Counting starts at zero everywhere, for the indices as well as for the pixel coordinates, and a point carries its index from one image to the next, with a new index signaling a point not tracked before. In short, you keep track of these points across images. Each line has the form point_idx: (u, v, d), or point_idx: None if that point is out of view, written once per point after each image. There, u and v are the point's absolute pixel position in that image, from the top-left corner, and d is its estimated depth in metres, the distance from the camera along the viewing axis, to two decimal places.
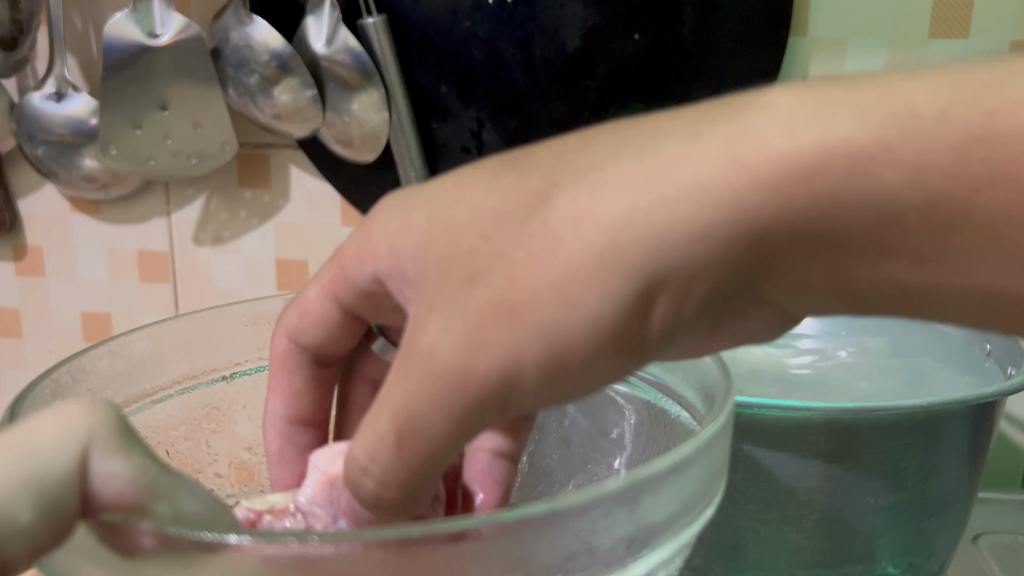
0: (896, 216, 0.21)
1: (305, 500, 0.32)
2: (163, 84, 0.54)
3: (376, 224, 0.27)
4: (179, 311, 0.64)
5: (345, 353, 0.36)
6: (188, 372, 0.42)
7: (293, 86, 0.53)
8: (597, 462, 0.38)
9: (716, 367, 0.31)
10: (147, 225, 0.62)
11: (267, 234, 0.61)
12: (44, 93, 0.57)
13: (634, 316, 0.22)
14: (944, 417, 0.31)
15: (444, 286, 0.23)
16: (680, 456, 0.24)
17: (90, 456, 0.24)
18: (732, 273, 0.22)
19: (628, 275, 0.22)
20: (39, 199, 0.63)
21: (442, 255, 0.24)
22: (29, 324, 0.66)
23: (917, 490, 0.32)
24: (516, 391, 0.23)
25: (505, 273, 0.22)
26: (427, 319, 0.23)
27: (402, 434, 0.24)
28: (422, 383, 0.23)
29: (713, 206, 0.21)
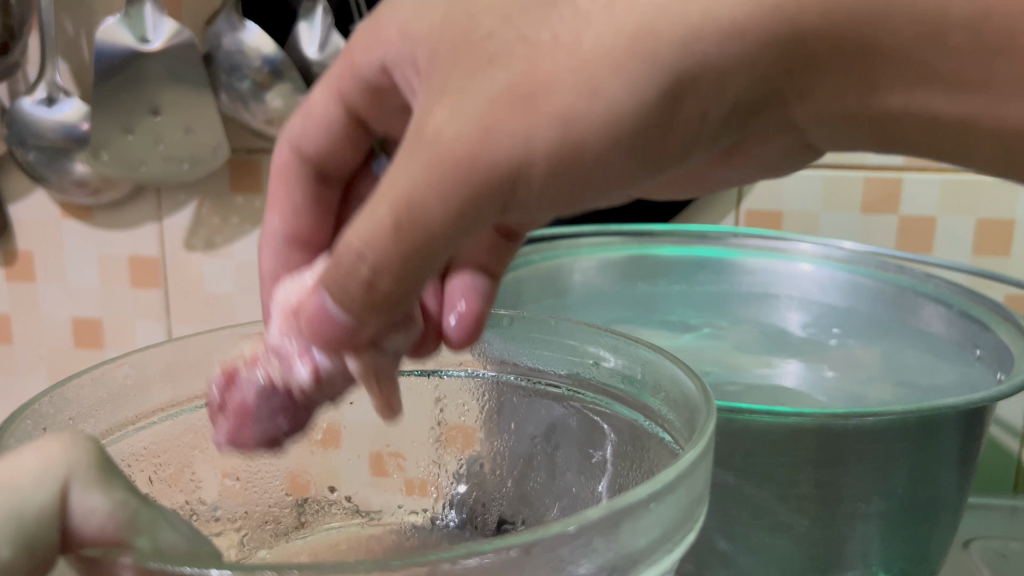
0: (941, 29, 0.21)
1: (275, 336, 0.29)
2: (155, 90, 0.54)
3: (388, 15, 0.29)
4: (171, 316, 0.64)
5: (348, 167, 0.37)
6: (167, 401, 0.33)
7: (286, 92, 0.54)
8: (580, 487, 0.32)
9: (698, 390, 0.26)
10: (138, 231, 0.62)
11: (259, 240, 0.61)
12: (36, 98, 0.57)
13: (658, 114, 0.22)
14: (935, 424, 0.31)
15: (458, 69, 0.23)
16: (660, 484, 0.21)
17: (67, 490, 0.21)
18: (764, 80, 0.22)
19: (657, 66, 0.21)
20: (29, 206, 0.62)
21: (457, 36, 0.24)
22: (20, 330, 0.66)
23: (908, 496, 0.32)
24: (523, 180, 0.23)
25: (524, 58, 0.22)
26: (437, 105, 0.23)
27: (402, 222, 0.22)
28: (426, 167, 0.22)
29: (754, 17, 0.21)
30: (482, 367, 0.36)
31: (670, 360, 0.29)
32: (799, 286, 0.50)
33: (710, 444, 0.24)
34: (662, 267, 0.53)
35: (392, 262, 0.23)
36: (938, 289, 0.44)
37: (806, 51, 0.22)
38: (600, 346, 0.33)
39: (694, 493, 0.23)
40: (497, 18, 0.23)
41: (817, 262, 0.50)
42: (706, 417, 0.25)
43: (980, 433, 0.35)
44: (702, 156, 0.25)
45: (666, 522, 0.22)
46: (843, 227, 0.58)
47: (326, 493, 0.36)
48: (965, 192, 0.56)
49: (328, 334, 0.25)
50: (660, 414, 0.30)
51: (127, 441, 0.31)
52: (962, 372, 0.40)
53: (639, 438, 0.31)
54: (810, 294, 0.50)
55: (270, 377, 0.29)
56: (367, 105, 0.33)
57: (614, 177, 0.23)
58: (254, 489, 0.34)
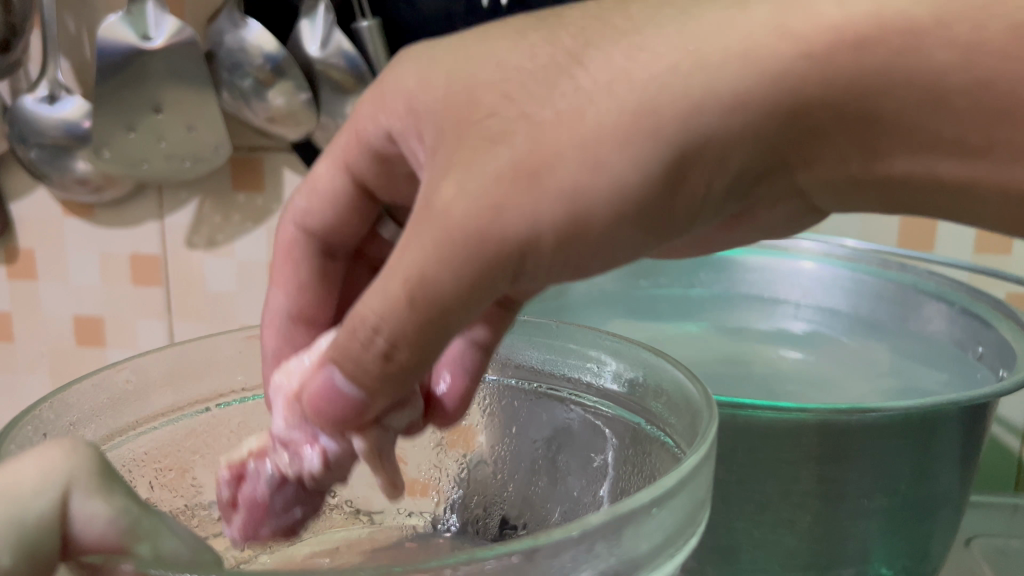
0: (943, 98, 0.21)
1: (281, 429, 0.29)
2: (157, 88, 0.54)
3: (395, 76, 0.27)
4: (173, 314, 0.64)
5: (354, 240, 0.36)
6: (167, 406, 0.35)
7: (288, 90, 0.54)
8: (580, 492, 0.32)
9: (700, 395, 0.27)
10: (139, 229, 0.62)
11: (261, 238, 0.61)
12: (37, 96, 0.57)
13: (665, 190, 0.22)
14: (938, 420, 0.31)
15: (462, 144, 0.23)
16: (661, 489, 0.22)
17: (68, 498, 0.22)
18: (768, 150, 0.22)
19: (660, 138, 0.21)
20: (29, 204, 0.62)
21: (459, 110, 0.24)
22: (21, 328, 0.66)
23: (911, 493, 0.33)
24: (534, 257, 0.22)
25: (530, 135, 0.22)
26: (441, 181, 0.23)
27: (415, 298, 0.22)
28: (433, 244, 0.22)
29: (754, 88, 0.21)
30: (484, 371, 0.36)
31: (671, 364, 0.30)
32: (800, 286, 0.50)
33: (711, 450, 0.24)
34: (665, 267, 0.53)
35: (409, 331, 0.23)
36: (940, 287, 0.44)
37: (813, 120, 0.22)
38: (602, 351, 0.33)
39: (696, 497, 0.24)
40: (500, 95, 0.23)
41: (819, 259, 0.50)
42: (709, 421, 0.25)
43: (982, 432, 0.35)
44: (711, 220, 0.25)
45: (667, 527, 0.23)
46: (845, 224, 0.58)
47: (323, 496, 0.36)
48: None
49: (340, 413, 0.26)
50: (662, 419, 0.30)
51: (127, 445, 0.33)
52: (964, 369, 0.40)
53: (640, 441, 0.32)
54: (811, 293, 0.50)
55: (280, 469, 0.29)
56: (376, 179, 0.32)
57: (620, 253, 0.23)
58: None
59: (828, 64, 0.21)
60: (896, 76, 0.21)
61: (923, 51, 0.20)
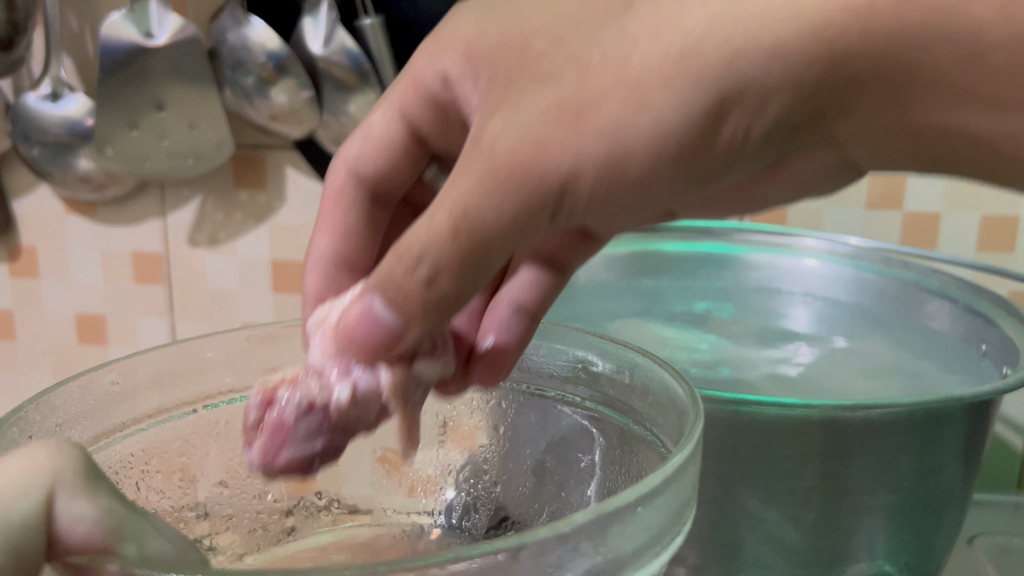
0: (976, 53, 0.22)
1: (316, 358, 0.27)
2: (159, 86, 0.54)
3: (450, 29, 0.30)
4: (174, 312, 0.64)
5: (404, 187, 0.37)
6: (155, 407, 0.33)
7: (290, 88, 0.54)
8: (568, 492, 0.32)
9: (686, 395, 0.27)
10: (141, 227, 0.62)
11: (263, 236, 0.61)
12: (40, 94, 0.57)
13: (703, 132, 0.24)
14: (943, 416, 0.31)
15: (512, 89, 0.25)
16: (647, 487, 0.22)
17: (53, 498, 0.22)
18: (805, 97, 0.24)
19: (702, 83, 0.24)
20: (32, 201, 0.62)
21: (513, 62, 0.26)
22: (23, 325, 0.66)
23: (915, 489, 0.32)
24: (571, 195, 0.25)
25: (577, 77, 0.24)
26: (494, 118, 0.25)
27: (461, 229, 0.24)
28: (482, 177, 0.24)
29: (792, 34, 0.23)
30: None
31: (658, 364, 0.30)
32: (802, 282, 0.50)
33: (695, 448, 0.24)
34: (668, 264, 0.53)
35: (452, 259, 0.24)
36: (942, 284, 0.44)
37: (849, 70, 0.24)
38: (589, 350, 0.33)
39: (681, 495, 0.23)
40: (549, 42, 0.25)
41: (822, 257, 0.49)
42: (693, 421, 0.25)
43: (985, 429, 0.35)
44: (741, 172, 0.27)
45: (653, 525, 0.22)
46: (849, 223, 0.58)
47: (313, 499, 0.36)
48: (970, 188, 0.56)
49: (369, 340, 0.25)
50: (648, 422, 0.30)
51: (113, 447, 0.31)
52: (967, 367, 0.40)
53: (626, 441, 0.31)
54: (812, 292, 0.49)
55: (310, 397, 0.27)
56: (433, 124, 0.33)
57: (653, 196, 0.26)
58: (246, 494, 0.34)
59: (864, 19, 0.23)
60: (925, 30, 0.23)
61: (961, 5, 0.22)
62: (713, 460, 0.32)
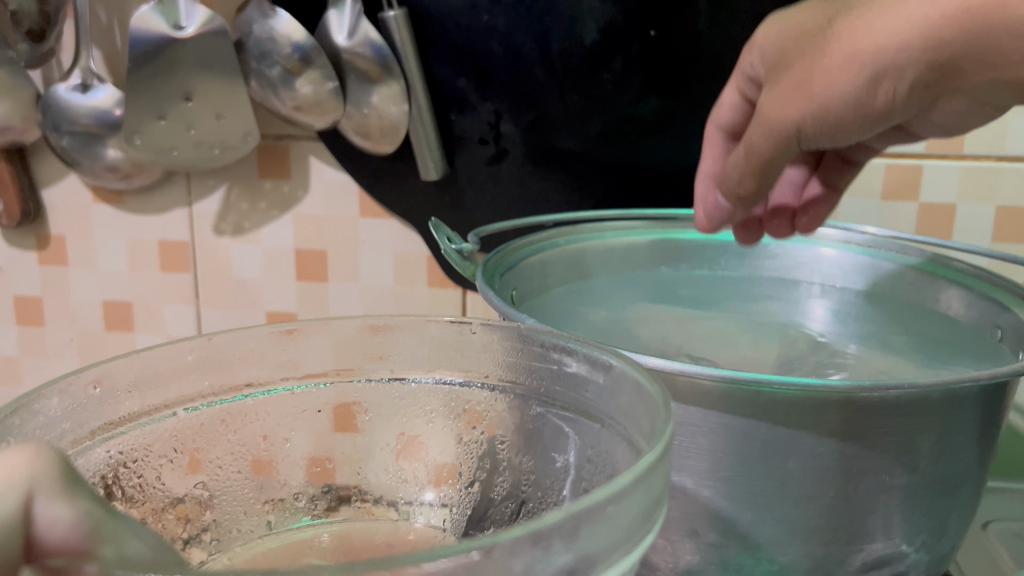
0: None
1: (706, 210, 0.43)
2: (187, 77, 0.55)
3: (757, 34, 0.38)
4: (199, 300, 0.65)
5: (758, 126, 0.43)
6: (134, 412, 0.30)
7: (315, 78, 0.55)
8: (539, 498, 0.32)
9: (659, 396, 0.26)
10: (167, 216, 0.63)
11: (287, 225, 0.63)
12: (70, 84, 0.58)
13: (865, 91, 0.32)
14: (958, 396, 0.32)
15: (783, 76, 0.35)
16: (619, 489, 0.21)
17: (30, 500, 0.19)
18: (933, 67, 0.31)
19: (861, 75, 0.32)
20: (61, 190, 0.64)
21: (793, 35, 0.35)
22: (50, 313, 0.67)
23: (930, 470, 0.33)
24: (805, 135, 0.35)
25: (816, 72, 0.33)
26: (770, 90, 0.36)
27: (748, 153, 0.37)
28: (765, 131, 0.36)
29: (902, 36, 0.31)
30: (450, 375, 0.34)
31: (632, 367, 0.28)
32: (821, 271, 0.50)
33: (666, 449, 0.24)
34: (685, 251, 0.52)
35: (746, 171, 0.38)
36: (959, 273, 0.45)
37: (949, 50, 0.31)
38: (564, 353, 0.31)
39: (652, 495, 0.23)
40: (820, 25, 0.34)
41: (838, 246, 0.50)
42: (666, 423, 0.24)
43: (1000, 413, 0.35)
44: (904, 111, 0.34)
45: (624, 525, 0.22)
46: (864, 214, 0.58)
47: (295, 499, 0.34)
48: (985, 179, 0.57)
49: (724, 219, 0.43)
50: (625, 421, 0.29)
51: (93, 453, 0.29)
52: (986, 353, 0.40)
53: (602, 442, 0.30)
54: (831, 278, 0.50)
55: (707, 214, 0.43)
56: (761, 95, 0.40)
57: (869, 123, 0.34)
58: (236, 492, 0.33)
59: (949, 29, 0.30)
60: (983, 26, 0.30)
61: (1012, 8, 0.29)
62: (736, 440, 0.32)
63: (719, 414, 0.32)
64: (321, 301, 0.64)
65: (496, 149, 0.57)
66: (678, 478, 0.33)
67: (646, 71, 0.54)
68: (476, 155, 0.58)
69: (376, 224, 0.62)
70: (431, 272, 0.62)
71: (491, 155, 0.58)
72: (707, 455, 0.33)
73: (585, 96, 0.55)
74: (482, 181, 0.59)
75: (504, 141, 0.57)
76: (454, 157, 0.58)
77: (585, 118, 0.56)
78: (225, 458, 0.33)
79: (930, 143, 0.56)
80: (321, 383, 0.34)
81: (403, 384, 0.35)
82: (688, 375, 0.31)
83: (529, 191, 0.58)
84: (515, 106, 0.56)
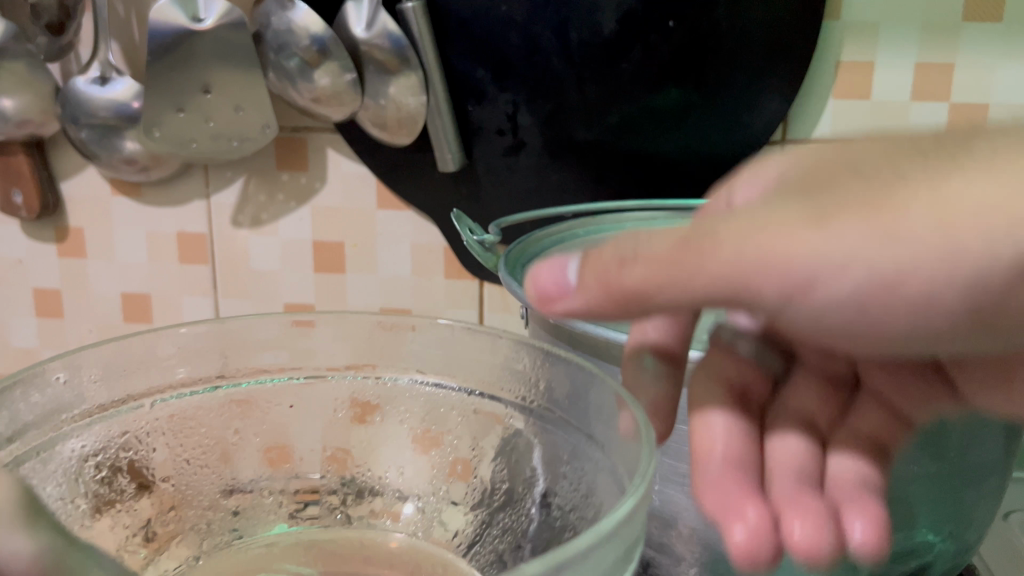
0: None
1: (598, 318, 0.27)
2: (205, 69, 0.55)
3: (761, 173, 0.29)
4: (217, 291, 0.65)
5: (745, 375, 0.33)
6: (101, 404, 0.36)
7: (333, 70, 0.55)
8: (528, 509, 0.36)
9: (635, 426, 0.28)
10: (185, 208, 0.63)
11: (305, 217, 0.63)
12: (89, 77, 0.59)
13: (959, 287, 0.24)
14: (986, 386, 0.32)
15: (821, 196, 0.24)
16: (600, 532, 0.23)
17: None
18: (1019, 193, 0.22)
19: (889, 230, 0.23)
20: (79, 183, 0.64)
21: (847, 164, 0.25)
22: (69, 306, 0.67)
23: (956, 460, 0.33)
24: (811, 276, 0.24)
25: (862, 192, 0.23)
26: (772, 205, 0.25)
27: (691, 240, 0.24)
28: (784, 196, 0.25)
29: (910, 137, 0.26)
30: (428, 378, 0.39)
31: (607, 387, 0.31)
32: None
33: (646, 490, 0.25)
34: None
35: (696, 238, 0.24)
36: None
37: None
38: (548, 370, 0.35)
39: (631, 534, 0.24)
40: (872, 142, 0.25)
41: None
42: (646, 458, 0.26)
43: None
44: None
45: (606, 565, 0.23)
46: None
47: (263, 493, 0.40)
48: None
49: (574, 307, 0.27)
50: (601, 442, 0.32)
51: (65, 446, 0.35)
52: None
53: (580, 455, 0.34)
54: None
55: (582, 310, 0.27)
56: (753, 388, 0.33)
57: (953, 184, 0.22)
58: (200, 485, 0.39)
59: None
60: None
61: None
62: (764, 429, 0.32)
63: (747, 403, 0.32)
64: (339, 293, 0.64)
65: (513, 140, 0.57)
66: None
67: (666, 61, 0.54)
68: (494, 146, 0.58)
69: (394, 216, 0.62)
70: (449, 263, 0.62)
71: (509, 146, 0.58)
72: None
73: (603, 87, 0.55)
74: (500, 172, 0.58)
75: (521, 133, 0.57)
76: (471, 148, 0.58)
77: (603, 109, 0.56)
78: (198, 450, 0.39)
79: None
80: (294, 378, 0.40)
81: (380, 382, 0.40)
82: None
83: (547, 181, 0.58)
84: (533, 97, 0.56)
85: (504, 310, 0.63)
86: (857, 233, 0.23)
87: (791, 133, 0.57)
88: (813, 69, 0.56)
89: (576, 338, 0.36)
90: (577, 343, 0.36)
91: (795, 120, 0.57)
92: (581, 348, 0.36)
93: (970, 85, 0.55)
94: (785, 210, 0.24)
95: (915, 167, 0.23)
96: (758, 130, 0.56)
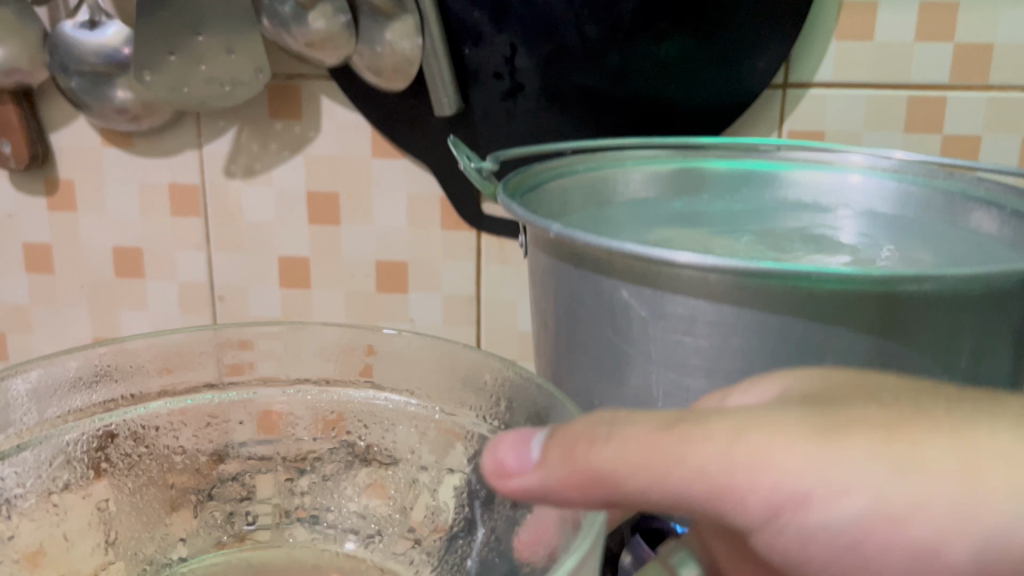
0: None
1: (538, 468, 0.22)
2: (197, 11, 0.54)
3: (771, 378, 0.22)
4: (211, 245, 0.64)
5: None
6: (33, 426, 0.36)
7: (328, 14, 0.53)
8: (466, 545, 0.35)
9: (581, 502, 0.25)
10: (178, 159, 0.62)
11: (299, 167, 0.62)
12: (77, 22, 0.58)
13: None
14: (1000, 293, 0.31)
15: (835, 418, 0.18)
16: None
17: None
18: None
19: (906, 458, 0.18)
20: (69, 133, 0.63)
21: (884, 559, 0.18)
22: (61, 260, 0.66)
23: (968, 373, 0.32)
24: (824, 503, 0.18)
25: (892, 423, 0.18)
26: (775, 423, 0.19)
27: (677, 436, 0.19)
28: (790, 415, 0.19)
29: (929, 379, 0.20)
30: (384, 394, 0.40)
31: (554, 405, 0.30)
32: (846, 198, 0.49)
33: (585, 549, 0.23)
34: (712, 181, 0.51)
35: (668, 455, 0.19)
36: (989, 192, 0.44)
37: None
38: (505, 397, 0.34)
39: None
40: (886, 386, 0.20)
41: (864, 173, 0.49)
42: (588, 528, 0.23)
43: None
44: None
45: None
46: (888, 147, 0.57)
47: (211, 519, 0.40)
48: (1010, 111, 0.56)
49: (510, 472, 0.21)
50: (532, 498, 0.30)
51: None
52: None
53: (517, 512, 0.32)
54: (857, 205, 0.49)
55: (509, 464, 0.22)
56: None
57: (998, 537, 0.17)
58: (137, 513, 0.39)
59: None
60: None
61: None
62: (770, 339, 0.31)
63: (753, 311, 0.31)
64: (335, 245, 0.63)
65: (511, 84, 0.56)
66: (708, 379, 0.33)
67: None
68: (491, 91, 0.57)
69: (389, 165, 0.61)
70: (446, 213, 0.62)
71: (507, 90, 0.57)
72: (740, 356, 0.32)
73: (603, 27, 0.54)
74: (498, 118, 0.58)
75: (519, 76, 0.56)
76: (468, 92, 0.57)
77: (602, 51, 0.55)
78: (138, 474, 0.39)
79: (953, 74, 0.55)
80: (242, 393, 0.41)
81: (334, 391, 0.40)
82: (698, 268, 0.30)
83: (545, 127, 0.57)
84: (531, 37, 0.55)
85: (502, 261, 0.62)
86: (869, 462, 0.18)
87: (793, 76, 0.56)
88: (812, 17, 0.55)
89: (578, 255, 0.35)
90: (579, 260, 0.35)
91: (797, 62, 0.56)
92: (584, 265, 0.35)
93: (978, 25, 0.54)
94: (788, 415, 0.19)
95: (935, 405, 0.19)
96: (760, 71, 0.55)
